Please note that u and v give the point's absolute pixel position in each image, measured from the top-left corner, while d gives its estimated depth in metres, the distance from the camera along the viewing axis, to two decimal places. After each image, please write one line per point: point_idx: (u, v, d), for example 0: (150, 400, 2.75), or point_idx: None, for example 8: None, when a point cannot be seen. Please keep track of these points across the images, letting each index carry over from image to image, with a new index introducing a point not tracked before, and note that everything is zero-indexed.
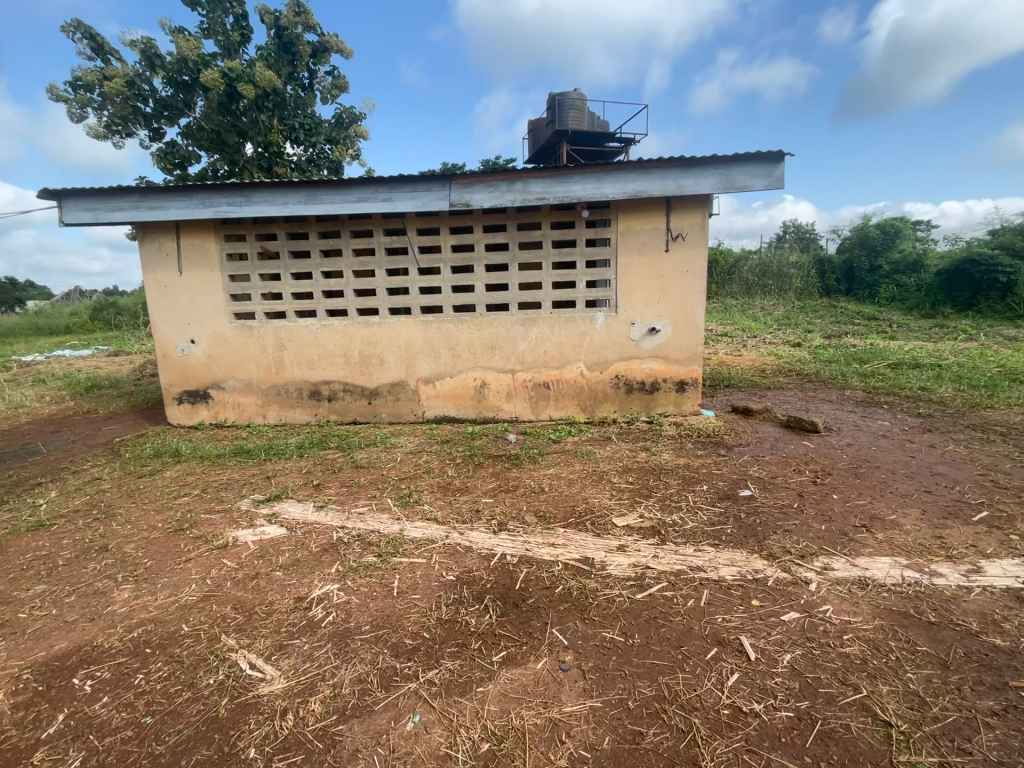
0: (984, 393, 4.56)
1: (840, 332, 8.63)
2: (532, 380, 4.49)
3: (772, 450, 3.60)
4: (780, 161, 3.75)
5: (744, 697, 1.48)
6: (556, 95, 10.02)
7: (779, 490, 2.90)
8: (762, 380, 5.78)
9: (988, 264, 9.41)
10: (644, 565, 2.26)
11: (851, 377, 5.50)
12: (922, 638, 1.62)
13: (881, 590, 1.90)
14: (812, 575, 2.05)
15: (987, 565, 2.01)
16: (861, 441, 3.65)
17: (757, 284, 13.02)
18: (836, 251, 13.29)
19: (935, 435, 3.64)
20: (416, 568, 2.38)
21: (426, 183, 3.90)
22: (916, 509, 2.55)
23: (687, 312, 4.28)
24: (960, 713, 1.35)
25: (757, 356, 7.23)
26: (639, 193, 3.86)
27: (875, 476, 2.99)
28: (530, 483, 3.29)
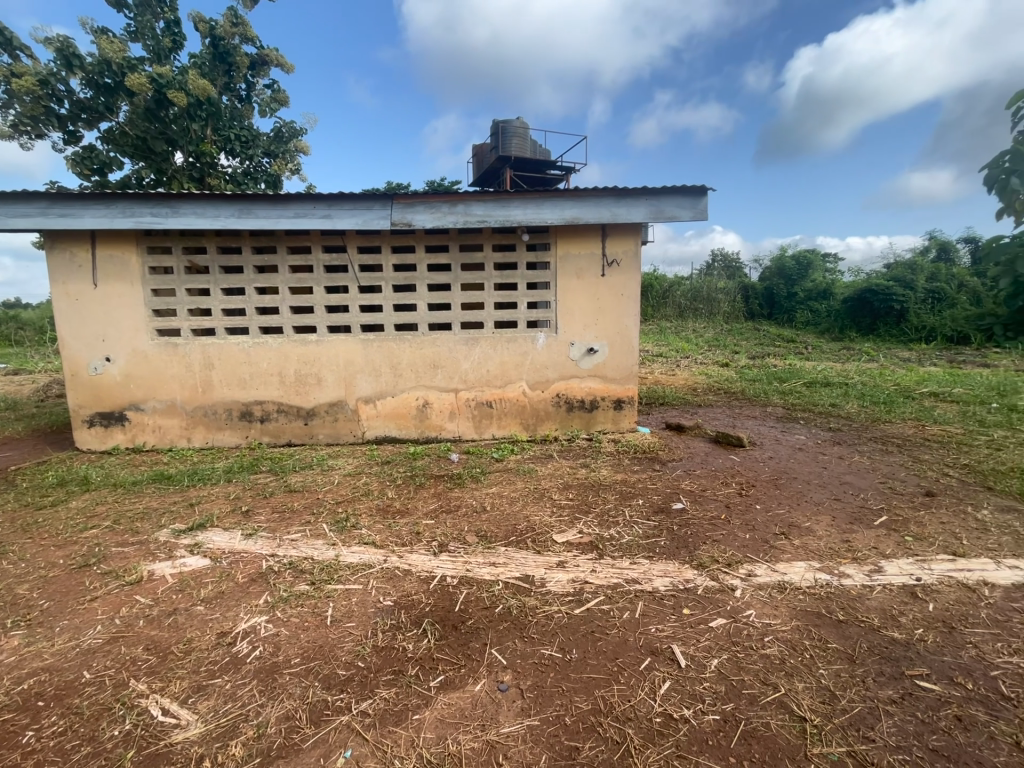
0: (884, 408, 5.06)
1: (762, 354, 9.29)
2: (474, 399, 4.50)
3: (701, 464, 3.79)
4: (703, 195, 4.05)
5: (675, 704, 1.53)
6: (499, 122, 10.32)
7: (707, 502, 3.06)
8: (693, 398, 6.10)
9: (885, 293, 10.51)
10: (582, 580, 2.30)
11: (772, 395, 5.92)
12: (832, 635, 1.75)
13: (796, 593, 2.03)
14: (738, 582, 2.17)
15: (887, 564, 2.20)
16: (780, 454, 3.93)
17: (690, 308, 13.82)
18: (758, 279, 14.38)
19: (843, 447, 3.99)
20: (352, 594, 2.29)
21: (367, 201, 3.87)
22: (827, 515, 2.77)
23: (623, 333, 4.47)
24: (865, 703, 1.45)
25: (688, 375, 7.63)
26: (576, 219, 4.02)
27: (792, 487, 3.22)
28: (473, 503, 3.27)
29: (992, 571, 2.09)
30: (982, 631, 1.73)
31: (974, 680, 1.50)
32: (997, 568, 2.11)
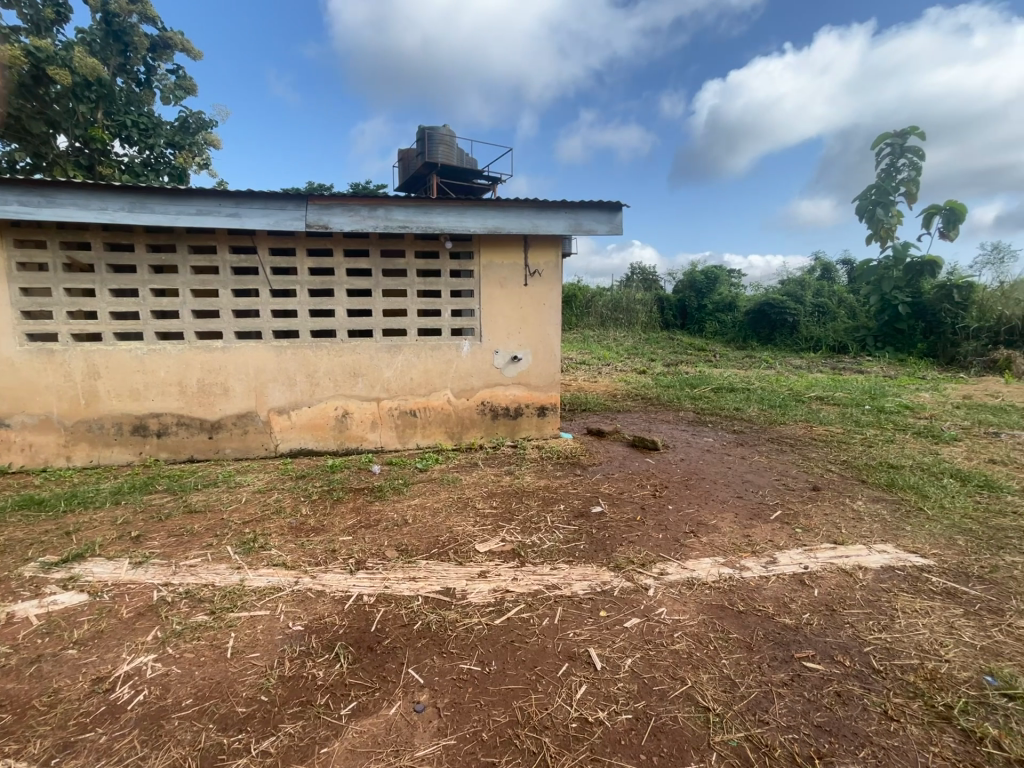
0: (779, 411, 5.56)
1: (676, 361, 9.89)
2: (397, 408, 4.38)
3: (620, 467, 3.94)
4: (618, 211, 4.24)
5: (590, 707, 1.55)
6: (425, 128, 10.23)
7: (625, 504, 3.18)
8: (613, 404, 6.35)
9: (780, 307, 11.61)
10: (504, 589, 2.29)
11: (684, 400, 6.30)
12: (733, 626, 1.87)
13: (703, 588, 2.16)
14: (651, 581, 2.25)
15: (780, 555, 2.40)
16: (690, 455, 4.18)
17: (611, 318, 14.44)
18: (672, 291, 15.34)
19: (744, 448, 4.32)
20: (258, 622, 2.11)
21: (279, 201, 3.65)
22: (730, 512, 2.98)
23: (545, 342, 4.56)
24: (760, 687, 1.55)
25: (609, 382, 7.95)
26: (498, 229, 4.06)
27: (700, 486, 3.44)
28: (394, 516, 3.16)
29: (865, 556, 2.35)
30: (858, 610, 1.92)
31: (851, 656, 1.65)
32: (869, 553, 2.37)
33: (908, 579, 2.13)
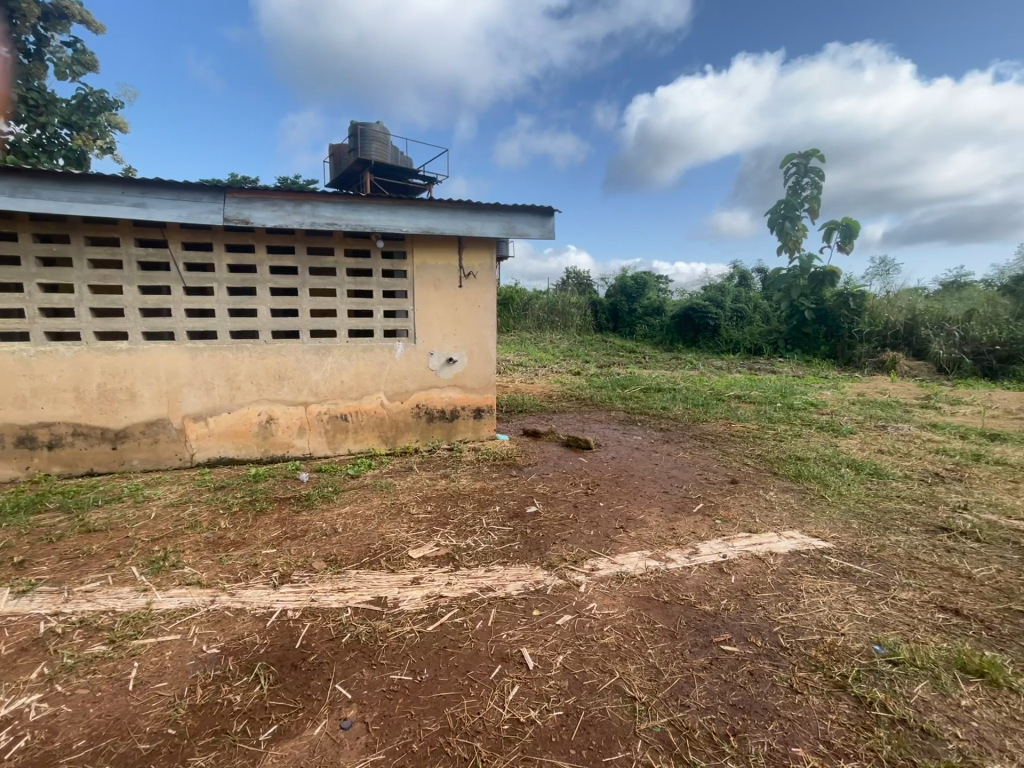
0: (702, 409, 5.90)
1: (609, 363, 10.23)
2: (327, 413, 4.19)
3: (555, 467, 4.01)
4: (550, 215, 4.32)
5: (522, 707, 1.56)
6: (357, 123, 9.89)
7: (558, 503, 3.24)
8: (549, 405, 6.45)
9: (703, 312, 12.33)
10: (437, 595, 2.25)
11: (615, 401, 6.52)
12: (658, 617, 1.95)
13: (631, 581, 2.23)
14: (583, 577, 2.31)
15: (702, 546, 2.54)
16: (621, 453, 4.34)
17: (547, 321, 14.69)
18: (604, 295, 15.86)
19: (671, 445, 4.55)
20: (167, 648, 1.94)
21: (193, 191, 3.39)
22: (657, 507, 3.11)
23: (481, 344, 4.55)
24: (682, 673, 1.62)
25: (545, 383, 8.08)
26: (431, 229, 4.00)
27: (630, 483, 3.57)
28: (322, 526, 3.02)
29: (775, 542, 2.53)
30: (769, 594, 2.07)
31: (762, 637, 1.77)
32: (779, 539, 2.56)
33: (811, 561, 2.33)
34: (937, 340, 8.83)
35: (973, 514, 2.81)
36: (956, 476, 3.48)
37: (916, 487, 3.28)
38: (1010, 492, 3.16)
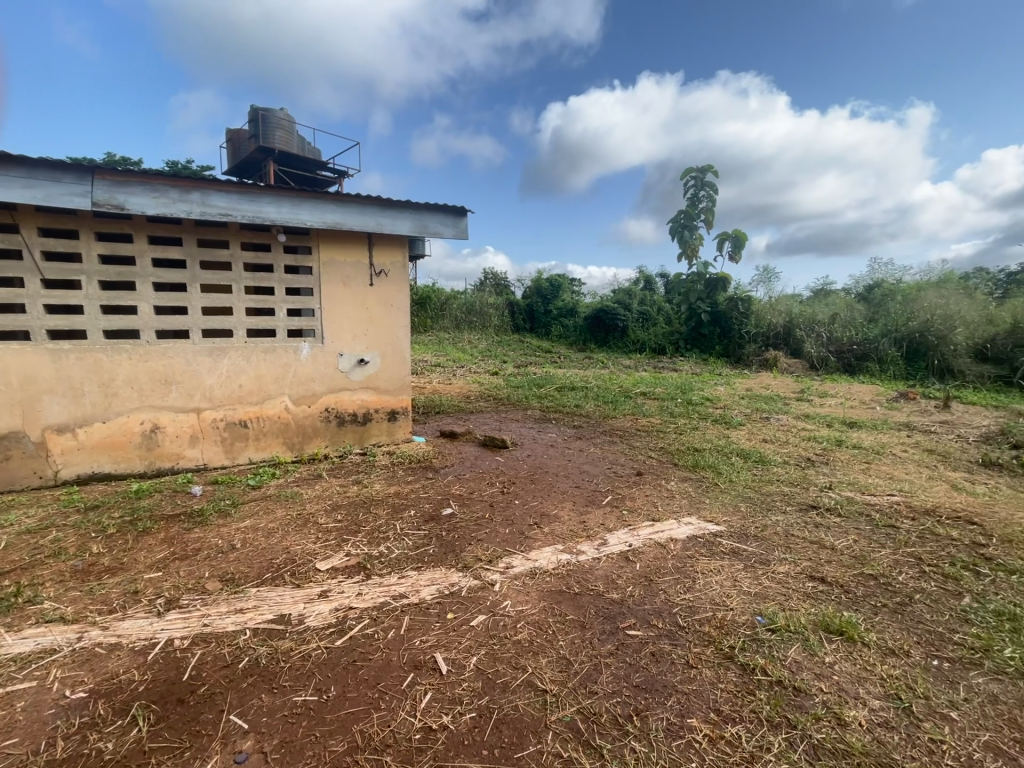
0: (612, 406, 6.20)
1: (526, 363, 10.42)
2: (224, 419, 3.85)
3: (471, 467, 4.00)
4: (463, 215, 4.30)
5: (434, 713, 1.53)
6: (258, 109, 9.17)
7: (474, 504, 3.23)
8: (466, 405, 6.43)
9: (613, 313, 12.96)
10: (346, 607, 2.15)
11: (531, 400, 6.66)
12: (570, 608, 2.01)
13: (544, 576, 2.28)
14: (497, 576, 2.32)
15: (610, 536, 2.66)
16: (537, 451, 4.43)
17: (465, 321, 14.64)
18: (521, 296, 16.13)
19: (583, 441, 4.73)
20: (18, 699, 1.66)
21: (51, 170, 2.94)
22: (570, 501, 3.22)
23: (394, 344, 4.42)
24: (591, 661, 1.68)
25: (463, 384, 8.05)
26: (338, 224, 3.81)
27: (545, 480, 3.66)
28: (217, 543, 2.76)
29: (675, 529, 2.72)
30: (668, 577, 2.21)
31: (664, 619, 1.89)
32: (678, 526, 2.76)
33: (706, 544, 2.52)
34: (809, 340, 10.00)
35: (836, 492, 3.22)
36: (824, 460, 3.96)
37: (792, 471, 3.69)
38: (864, 472, 3.66)
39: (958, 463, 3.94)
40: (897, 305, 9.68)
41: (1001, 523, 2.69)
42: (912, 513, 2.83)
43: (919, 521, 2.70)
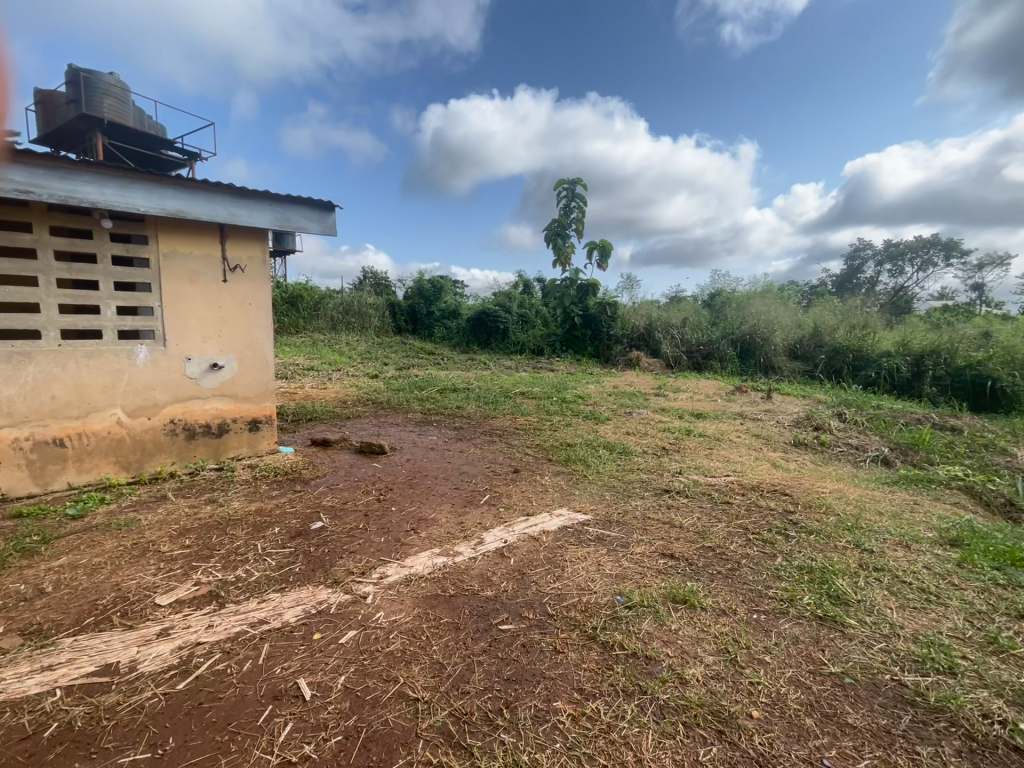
0: (492, 406, 6.32)
1: (408, 365, 10.18)
2: (28, 440, 3.16)
3: (346, 476, 3.79)
4: (330, 211, 4.07)
5: (295, 745, 1.41)
6: (77, 68, 7.55)
7: (347, 515, 3.06)
8: (342, 410, 6.09)
9: (494, 316, 13.23)
10: (193, 644, 1.90)
11: (412, 402, 6.51)
12: (445, 612, 2.00)
13: (419, 582, 2.24)
14: (370, 588, 2.22)
15: (487, 535, 2.70)
16: (416, 455, 4.35)
17: (342, 322, 13.85)
18: (402, 297, 15.71)
19: (463, 442, 4.75)
20: None
21: None
22: (448, 503, 3.21)
23: (254, 347, 4.03)
24: (464, 662, 1.69)
25: (339, 388, 7.60)
26: (181, 213, 3.35)
27: (423, 484, 3.60)
28: (19, 589, 2.26)
29: (548, 521, 2.85)
30: (540, 568, 2.31)
31: (534, 610, 1.96)
32: (550, 518, 2.89)
33: (574, 533, 2.68)
34: (666, 342, 11.18)
35: (685, 476, 3.63)
36: (676, 448, 4.45)
37: (650, 460, 4.08)
38: (707, 457, 4.19)
39: (776, 445, 4.69)
40: (733, 311, 11.25)
41: (804, 491, 3.26)
42: (742, 490, 3.30)
43: (746, 496, 3.16)
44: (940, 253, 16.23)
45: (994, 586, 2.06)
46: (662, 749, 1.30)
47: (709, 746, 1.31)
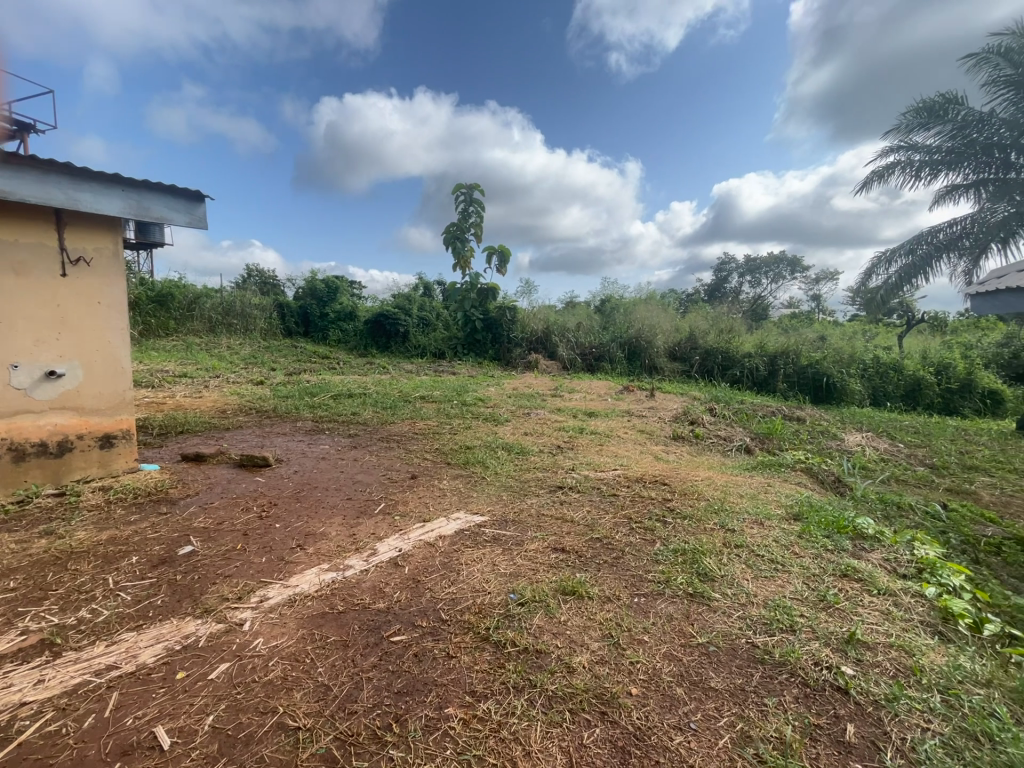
0: (390, 411, 6.13)
1: (299, 370, 9.51)
2: None
3: (222, 492, 3.43)
4: (200, 201, 3.67)
5: None
6: None
7: (222, 536, 2.76)
8: (220, 421, 5.51)
9: (393, 318, 12.85)
10: (16, 705, 1.58)
11: (302, 410, 6.10)
12: (332, 630, 1.89)
13: (305, 601, 2.10)
14: (248, 613, 2.03)
15: (381, 545, 2.61)
16: (305, 466, 4.07)
17: (222, 323, 12.56)
18: (292, 297, 14.66)
19: (358, 450, 4.55)
20: None
21: None
22: (339, 515, 3.04)
23: (104, 352, 3.50)
24: (352, 680, 1.60)
25: (217, 396, 6.89)
26: (3, 193, 2.80)
27: (312, 496, 3.38)
28: None
29: (444, 526, 2.82)
30: (435, 575, 2.27)
31: (428, 617, 1.92)
32: (447, 522, 2.87)
33: (471, 535, 2.69)
34: (562, 344, 11.67)
35: (577, 472, 3.80)
36: (570, 446, 4.65)
37: (546, 458, 4.23)
38: (598, 453, 4.43)
39: (659, 439, 5.10)
40: (621, 316, 12.06)
41: (680, 480, 3.58)
42: (627, 482, 3.54)
43: (631, 487, 3.39)
44: (787, 268, 18.82)
45: (824, 551, 2.43)
46: (550, 739, 1.35)
47: (592, 729, 1.38)
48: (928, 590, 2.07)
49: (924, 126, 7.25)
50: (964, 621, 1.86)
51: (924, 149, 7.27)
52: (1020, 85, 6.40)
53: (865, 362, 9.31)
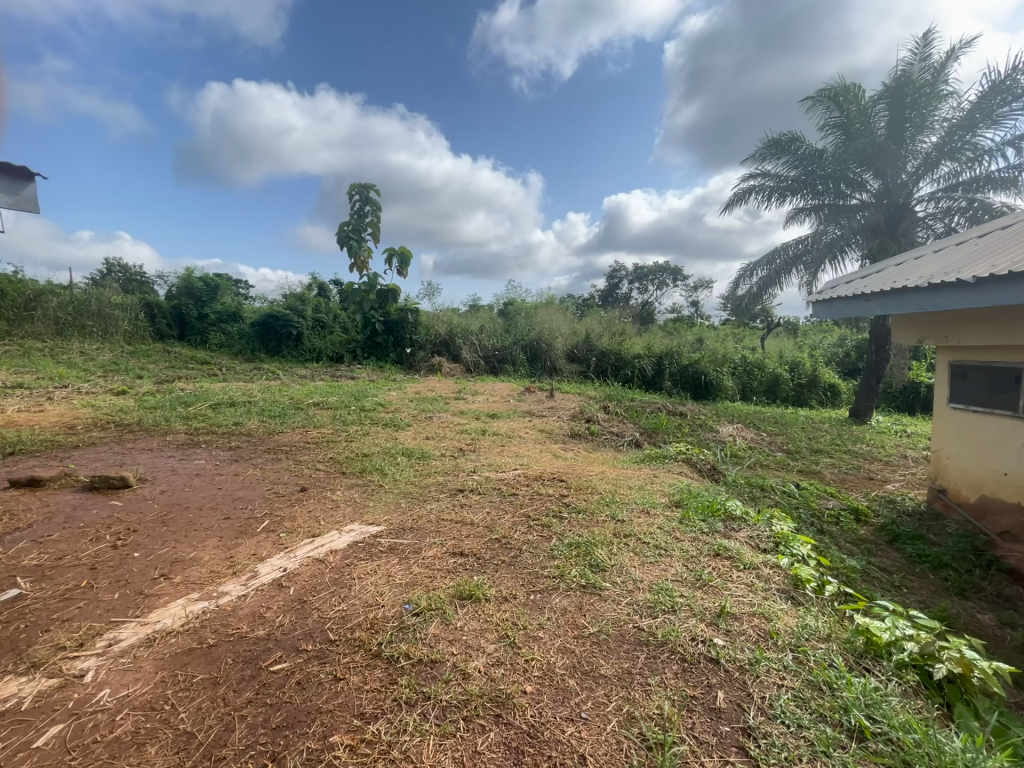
0: (278, 420, 5.66)
1: (170, 378, 8.38)
2: None
3: (64, 523, 2.91)
4: None
5: None
6: None
7: (61, 574, 2.33)
8: (64, 438, 4.68)
9: (284, 320, 11.87)
10: None
11: (174, 421, 5.42)
12: (199, 668, 1.67)
13: (164, 639, 1.83)
14: (91, 662, 1.72)
15: (263, 566, 2.38)
16: (174, 485, 3.60)
17: (72, 325, 10.73)
18: (163, 295, 12.98)
19: (240, 464, 4.13)
20: None
21: None
22: (214, 538, 2.72)
23: None
24: (221, 722, 1.43)
25: (65, 409, 5.88)
26: None
27: (182, 519, 2.99)
28: None
29: (336, 539, 2.65)
30: (324, 592, 2.12)
31: (314, 640, 1.78)
32: (339, 536, 2.69)
33: (365, 547, 2.55)
34: (465, 347, 11.66)
35: (479, 474, 3.79)
36: (471, 448, 4.63)
37: (447, 462, 4.16)
38: (499, 454, 4.45)
39: (557, 437, 5.27)
40: (523, 319, 12.33)
41: (577, 476, 3.72)
42: (527, 481, 3.60)
43: (530, 486, 3.46)
44: (669, 276, 20.58)
45: (701, 533, 2.65)
46: (442, 751, 1.30)
47: (487, 734, 1.36)
48: (783, 561, 2.35)
49: (774, 156, 8.29)
50: (810, 586, 2.13)
51: (775, 177, 8.32)
52: (845, 127, 7.58)
53: (735, 361, 10.43)
